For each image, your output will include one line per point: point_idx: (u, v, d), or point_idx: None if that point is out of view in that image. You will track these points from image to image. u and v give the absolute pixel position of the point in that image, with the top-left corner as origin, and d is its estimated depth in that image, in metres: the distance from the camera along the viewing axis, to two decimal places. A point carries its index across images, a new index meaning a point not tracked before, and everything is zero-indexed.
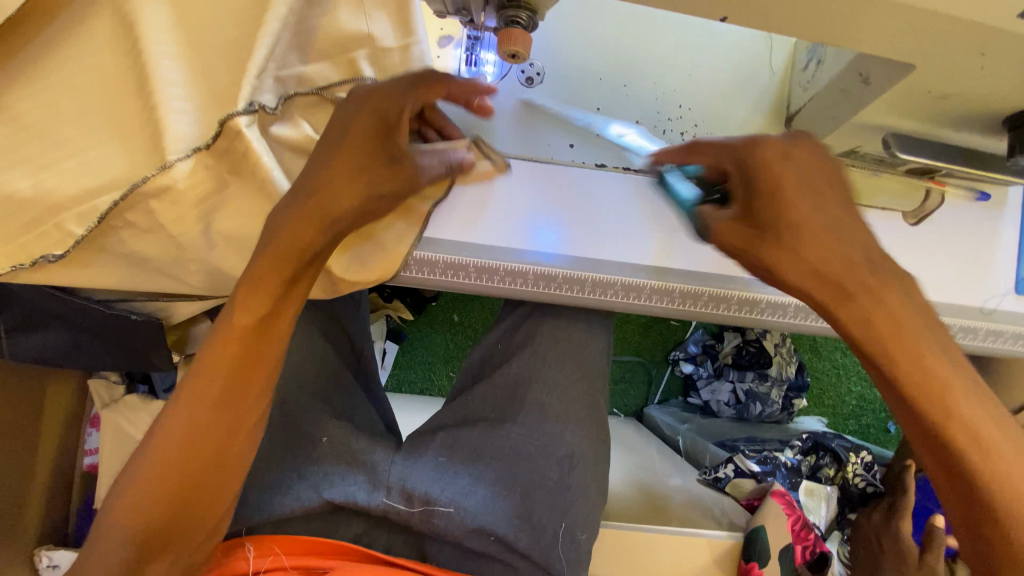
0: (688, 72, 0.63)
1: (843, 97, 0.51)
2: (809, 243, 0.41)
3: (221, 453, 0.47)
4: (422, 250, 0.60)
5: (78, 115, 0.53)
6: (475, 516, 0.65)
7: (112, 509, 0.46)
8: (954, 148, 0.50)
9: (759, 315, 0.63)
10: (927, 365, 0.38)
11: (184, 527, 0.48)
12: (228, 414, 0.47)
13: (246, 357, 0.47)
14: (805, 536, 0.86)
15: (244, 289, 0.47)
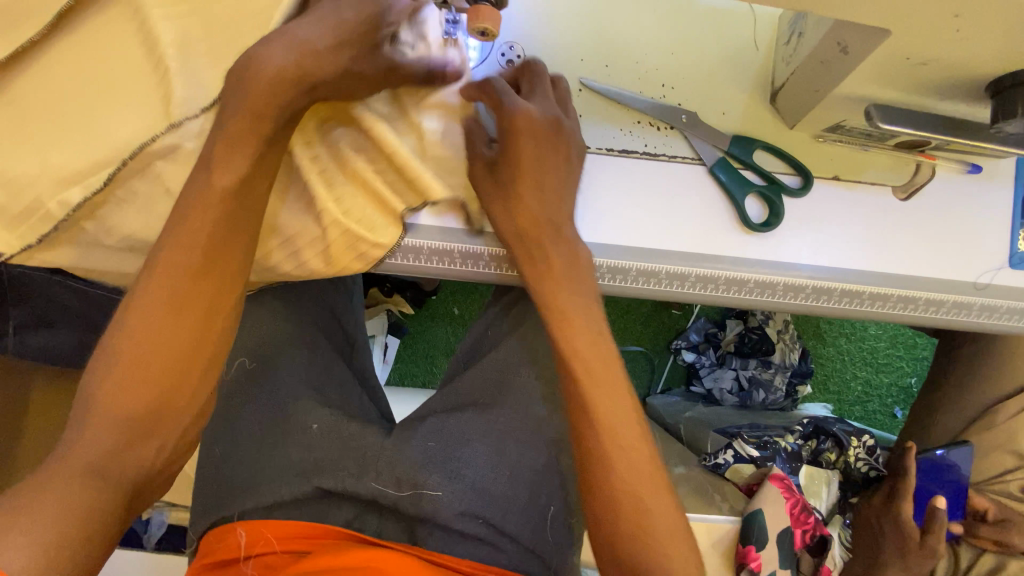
0: (671, 51, 0.63)
1: (822, 69, 0.50)
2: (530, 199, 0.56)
3: (197, 350, 0.47)
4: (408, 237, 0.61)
5: (60, 100, 0.54)
6: (464, 500, 0.65)
7: (99, 388, 0.44)
8: (938, 116, 0.49)
9: (746, 295, 0.61)
10: (644, 467, 0.51)
11: (160, 429, 0.46)
12: (197, 311, 0.47)
13: (215, 252, 0.47)
14: (805, 520, 0.85)
15: (217, 159, 0.47)
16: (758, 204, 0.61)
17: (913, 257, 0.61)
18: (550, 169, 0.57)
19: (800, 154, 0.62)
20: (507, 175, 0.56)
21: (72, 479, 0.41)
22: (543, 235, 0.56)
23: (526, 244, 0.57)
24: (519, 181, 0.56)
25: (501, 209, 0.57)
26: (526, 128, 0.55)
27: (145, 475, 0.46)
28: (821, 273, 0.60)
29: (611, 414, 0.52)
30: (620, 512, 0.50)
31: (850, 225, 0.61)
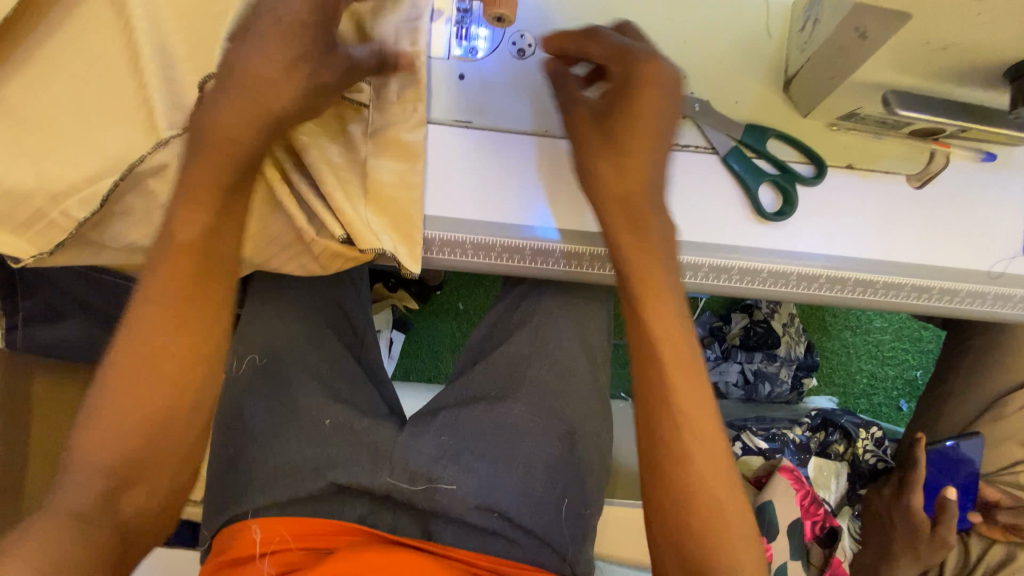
0: (683, 39, 0.62)
1: (839, 56, 0.50)
2: (633, 151, 0.51)
3: (183, 385, 0.46)
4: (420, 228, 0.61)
5: (71, 99, 0.54)
6: (478, 493, 0.65)
7: (83, 442, 0.43)
8: (958, 103, 0.48)
9: (760, 285, 0.60)
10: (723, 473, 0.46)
11: (153, 470, 0.45)
12: (186, 343, 0.46)
13: (204, 289, 0.47)
14: (814, 511, 0.86)
15: (184, 206, 0.47)
16: (772, 193, 0.61)
17: (927, 247, 0.61)
18: (659, 123, 0.51)
19: (812, 143, 0.61)
20: (609, 132, 0.52)
21: (63, 524, 0.41)
22: (630, 197, 0.51)
23: (622, 206, 0.52)
24: (631, 128, 0.51)
25: (604, 168, 0.52)
26: (626, 78, 0.52)
27: (137, 517, 0.45)
28: (835, 263, 0.60)
29: (688, 401, 0.47)
30: (680, 513, 0.45)
31: (863, 214, 0.61)
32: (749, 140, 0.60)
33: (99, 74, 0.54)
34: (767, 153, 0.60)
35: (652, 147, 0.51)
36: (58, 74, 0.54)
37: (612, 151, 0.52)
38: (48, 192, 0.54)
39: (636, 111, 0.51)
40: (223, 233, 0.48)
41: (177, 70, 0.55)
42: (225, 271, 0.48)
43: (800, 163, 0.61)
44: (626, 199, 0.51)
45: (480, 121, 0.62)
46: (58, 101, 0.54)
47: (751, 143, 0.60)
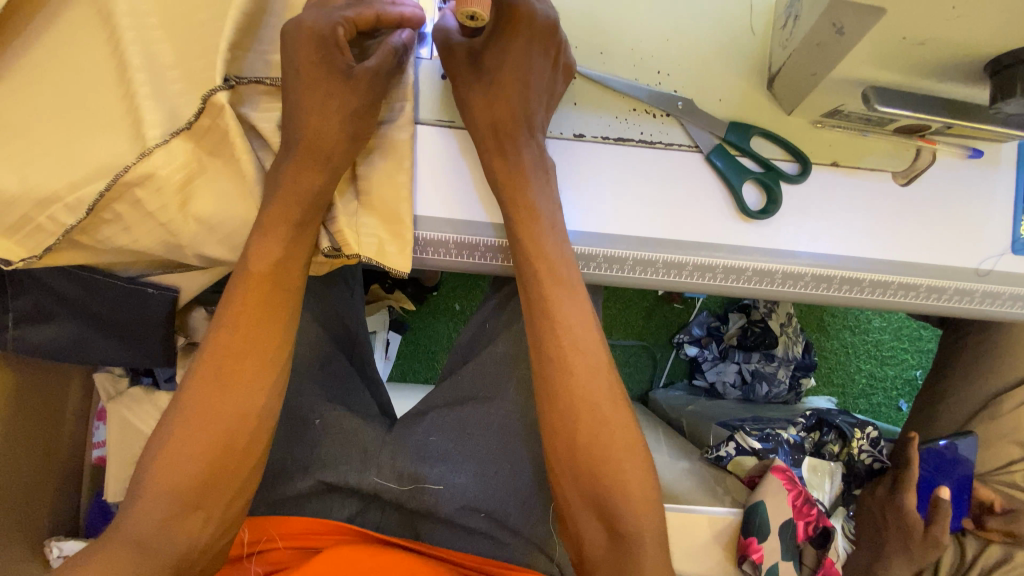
0: (666, 38, 0.62)
1: (818, 52, 0.49)
2: (507, 95, 0.56)
3: (237, 432, 0.52)
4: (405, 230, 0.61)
5: (57, 106, 0.55)
6: (465, 492, 0.66)
7: (149, 470, 0.51)
8: (938, 99, 0.48)
9: (744, 284, 0.60)
10: (627, 436, 0.52)
11: (207, 496, 0.51)
12: (238, 394, 0.53)
13: (255, 347, 0.54)
14: (806, 511, 0.85)
15: (255, 248, 0.55)
16: (756, 191, 0.60)
17: (913, 244, 0.60)
18: (533, 62, 0.56)
19: (798, 141, 0.61)
20: (489, 71, 0.56)
21: (127, 550, 0.48)
22: (509, 136, 0.56)
23: (501, 138, 0.56)
24: (503, 74, 0.56)
25: (482, 102, 0.56)
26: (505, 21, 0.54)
27: (192, 547, 0.51)
28: (820, 262, 0.60)
29: (585, 370, 0.53)
30: (585, 459, 0.51)
31: (848, 210, 0.61)
32: (734, 137, 0.60)
33: (85, 81, 0.55)
34: (753, 151, 0.60)
35: (524, 92, 0.56)
36: (43, 77, 0.54)
37: (486, 91, 0.56)
38: (34, 199, 0.55)
39: (509, 57, 0.56)
40: (285, 275, 0.56)
41: (161, 76, 0.55)
42: (282, 317, 0.56)
43: (785, 161, 0.61)
44: (493, 128, 0.56)
45: (463, 120, 0.62)
46: (44, 105, 0.55)
47: (738, 142, 0.60)
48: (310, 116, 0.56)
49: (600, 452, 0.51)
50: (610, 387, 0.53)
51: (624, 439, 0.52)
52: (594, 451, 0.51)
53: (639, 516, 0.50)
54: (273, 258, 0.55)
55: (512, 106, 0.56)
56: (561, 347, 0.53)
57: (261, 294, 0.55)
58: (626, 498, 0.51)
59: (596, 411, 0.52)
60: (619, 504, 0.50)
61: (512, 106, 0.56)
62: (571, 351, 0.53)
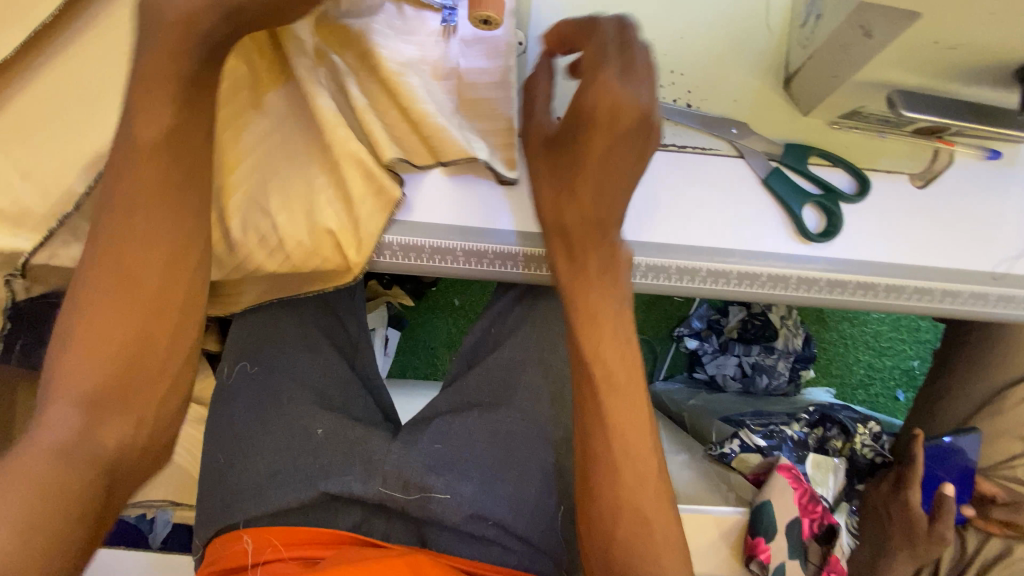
0: (680, 35, 0.60)
1: (842, 53, 0.48)
2: (585, 195, 0.51)
3: (147, 351, 0.47)
4: (410, 236, 0.58)
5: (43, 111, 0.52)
6: (473, 501, 0.64)
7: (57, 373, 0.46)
8: (960, 104, 0.47)
9: (758, 289, 0.59)
10: (636, 450, 0.52)
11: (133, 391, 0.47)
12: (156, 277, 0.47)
13: (161, 236, 0.47)
14: (812, 508, 0.85)
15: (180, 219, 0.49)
16: (815, 213, 0.59)
17: (931, 248, 0.59)
18: (615, 156, 0.49)
19: (813, 142, 0.60)
20: (561, 163, 0.53)
21: (43, 460, 0.43)
22: (603, 222, 0.53)
23: (591, 229, 0.53)
24: (578, 175, 0.51)
25: (552, 195, 0.54)
26: (595, 117, 0.48)
27: (123, 449, 0.47)
28: (836, 265, 0.58)
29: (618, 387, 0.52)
30: (601, 471, 0.52)
31: (865, 212, 0.59)
32: (791, 158, 0.58)
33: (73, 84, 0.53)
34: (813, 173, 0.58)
35: (599, 191, 0.51)
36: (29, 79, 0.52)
37: (559, 192, 0.53)
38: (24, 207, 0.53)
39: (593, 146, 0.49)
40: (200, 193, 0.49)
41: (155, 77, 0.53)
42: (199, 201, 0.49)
43: (846, 180, 0.59)
44: (557, 224, 0.54)
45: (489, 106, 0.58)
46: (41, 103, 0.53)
47: (795, 163, 0.58)
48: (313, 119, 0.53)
49: (618, 460, 0.52)
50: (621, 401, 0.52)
51: (634, 451, 0.52)
52: (610, 465, 0.52)
53: (653, 528, 0.51)
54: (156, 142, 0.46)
55: (583, 204, 0.52)
56: (599, 360, 0.53)
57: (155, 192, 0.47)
58: (640, 513, 0.51)
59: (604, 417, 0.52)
60: (638, 517, 0.51)
61: (583, 205, 0.52)
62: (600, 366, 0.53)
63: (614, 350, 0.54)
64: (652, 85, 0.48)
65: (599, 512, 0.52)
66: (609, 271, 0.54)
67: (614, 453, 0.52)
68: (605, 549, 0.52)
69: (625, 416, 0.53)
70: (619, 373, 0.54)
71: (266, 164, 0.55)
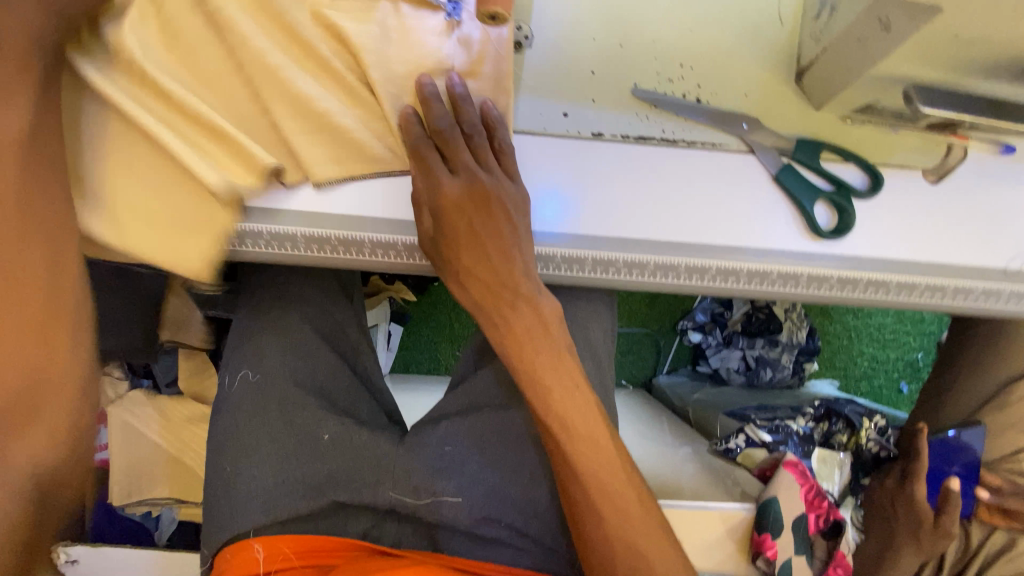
0: (688, 29, 0.60)
1: (857, 47, 0.46)
2: (469, 268, 0.54)
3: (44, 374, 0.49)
4: (347, 230, 0.55)
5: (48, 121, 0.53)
6: (482, 505, 0.65)
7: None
8: (972, 98, 0.46)
9: (768, 286, 0.58)
10: (604, 451, 0.56)
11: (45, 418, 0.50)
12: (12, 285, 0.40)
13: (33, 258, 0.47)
14: (818, 504, 0.85)
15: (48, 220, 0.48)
16: (827, 210, 0.58)
17: (947, 244, 0.58)
18: (499, 235, 0.53)
19: (827, 135, 0.58)
20: (440, 240, 0.53)
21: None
22: (507, 284, 0.54)
23: (510, 298, 0.54)
24: (462, 253, 0.53)
25: (448, 272, 0.55)
26: (453, 205, 0.52)
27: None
28: (848, 263, 0.57)
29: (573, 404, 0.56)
30: (583, 477, 0.55)
31: (877, 209, 0.58)
32: (804, 152, 0.57)
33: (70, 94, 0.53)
34: (822, 167, 0.57)
35: (485, 266, 0.54)
36: None
37: (448, 265, 0.54)
38: None
39: (460, 226, 0.52)
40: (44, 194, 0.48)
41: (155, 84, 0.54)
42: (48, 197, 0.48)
43: (860, 177, 0.58)
44: (466, 295, 0.55)
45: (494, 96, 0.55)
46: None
47: (807, 158, 0.57)
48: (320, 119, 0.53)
49: (595, 464, 0.56)
50: (587, 411, 0.56)
51: (602, 453, 0.56)
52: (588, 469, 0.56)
53: (636, 527, 0.56)
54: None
55: (482, 278, 0.54)
56: (565, 374, 0.56)
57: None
58: (619, 513, 0.56)
59: (573, 428, 0.56)
60: (619, 520, 0.56)
61: (480, 279, 0.54)
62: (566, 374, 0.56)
63: (561, 394, 0.55)
64: (498, 168, 0.53)
65: (584, 512, 0.56)
66: (538, 328, 0.55)
67: (598, 461, 0.56)
68: (593, 543, 0.56)
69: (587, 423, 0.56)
70: (577, 410, 0.56)
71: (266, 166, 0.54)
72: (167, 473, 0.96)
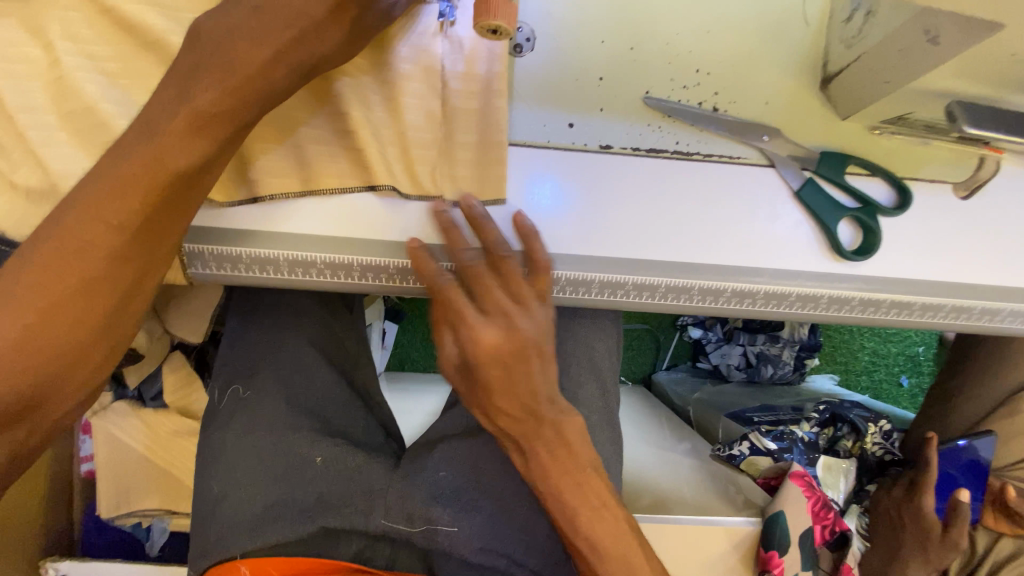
0: (706, 29, 0.56)
1: (898, 59, 0.43)
2: (505, 417, 0.48)
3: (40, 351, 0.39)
4: (339, 254, 0.52)
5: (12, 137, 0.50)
6: (481, 535, 0.62)
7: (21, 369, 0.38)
8: (1007, 111, 0.44)
9: (787, 310, 0.53)
10: (640, 571, 0.51)
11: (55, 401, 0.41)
12: (142, 281, 0.43)
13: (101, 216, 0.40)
14: (823, 515, 0.82)
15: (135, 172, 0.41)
16: (850, 228, 0.54)
17: (977, 265, 0.54)
18: (535, 377, 0.47)
19: (848, 145, 0.56)
20: (475, 390, 0.48)
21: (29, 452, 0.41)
22: (541, 418, 0.48)
23: (536, 429, 0.49)
24: (498, 402, 0.47)
25: (488, 422, 0.50)
26: (487, 358, 0.45)
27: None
28: (871, 284, 0.53)
29: (604, 522, 0.51)
30: None
31: (904, 226, 0.54)
32: (829, 168, 0.54)
33: (28, 103, 0.49)
34: (848, 183, 0.54)
35: (525, 412, 0.48)
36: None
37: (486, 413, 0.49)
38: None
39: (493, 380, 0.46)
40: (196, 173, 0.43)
41: (121, 92, 0.50)
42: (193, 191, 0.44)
43: (885, 191, 0.55)
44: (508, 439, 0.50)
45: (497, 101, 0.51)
46: (11, 121, 0.49)
47: (832, 173, 0.54)
48: (305, 134, 0.50)
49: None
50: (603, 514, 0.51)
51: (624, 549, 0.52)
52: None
53: None
54: (204, 110, 0.41)
55: (516, 423, 0.49)
56: (586, 480, 0.51)
57: (181, 164, 0.41)
58: None
59: (605, 550, 0.50)
60: None
61: (516, 425, 0.49)
62: (590, 489, 0.51)
63: (590, 517, 0.50)
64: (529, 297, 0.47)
65: None
66: (561, 448, 0.50)
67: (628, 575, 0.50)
68: None
69: (619, 544, 0.50)
70: (608, 532, 0.51)
71: (249, 182, 0.51)
72: (153, 485, 0.93)
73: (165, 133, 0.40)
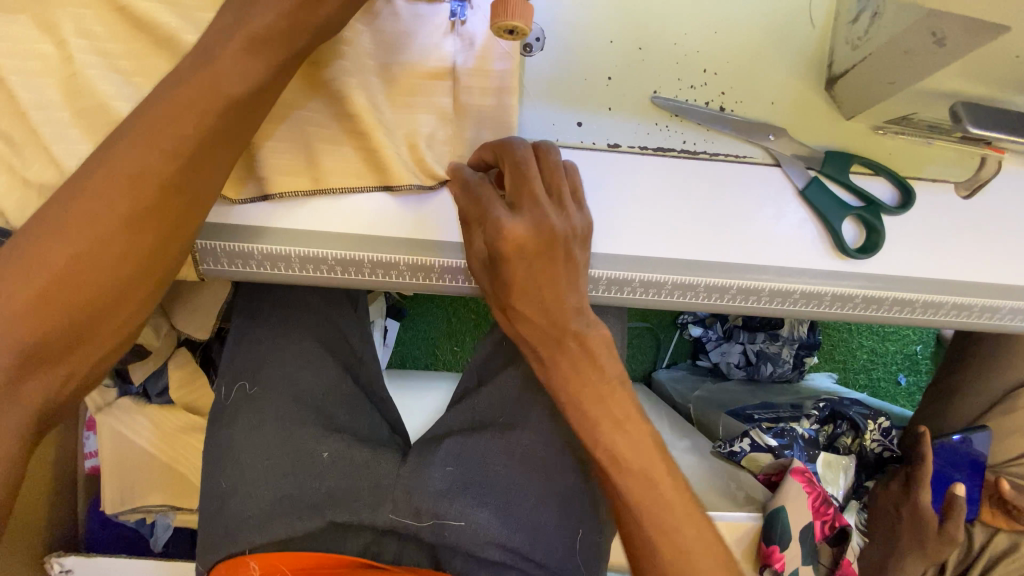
0: (712, 29, 0.57)
1: (904, 60, 0.44)
2: (529, 316, 0.49)
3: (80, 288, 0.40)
4: (349, 250, 0.52)
5: (23, 134, 0.50)
6: (488, 529, 0.62)
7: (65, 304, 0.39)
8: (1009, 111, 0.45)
9: (791, 307, 0.54)
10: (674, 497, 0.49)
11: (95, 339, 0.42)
12: (187, 213, 0.43)
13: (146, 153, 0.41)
14: (824, 511, 0.83)
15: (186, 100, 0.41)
16: (854, 227, 0.55)
17: (979, 263, 0.55)
18: (561, 282, 0.48)
19: (853, 146, 0.56)
20: (500, 285, 0.48)
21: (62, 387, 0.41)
22: (565, 332, 0.49)
23: (558, 340, 0.49)
24: (523, 302, 0.48)
25: (512, 323, 0.50)
26: (516, 247, 0.46)
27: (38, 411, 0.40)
28: (874, 283, 0.54)
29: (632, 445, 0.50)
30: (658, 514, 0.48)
31: (906, 225, 0.55)
32: (833, 167, 0.55)
33: (41, 101, 0.49)
34: (851, 182, 0.55)
35: (552, 311, 0.48)
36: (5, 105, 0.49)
37: (507, 309, 0.49)
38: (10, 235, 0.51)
39: (521, 271, 0.47)
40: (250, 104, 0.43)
41: (133, 90, 0.50)
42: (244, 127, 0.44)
43: (888, 191, 0.56)
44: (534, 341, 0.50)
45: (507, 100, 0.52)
46: (23, 117, 0.50)
47: (836, 172, 0.55)
48: (317, 133, 0.50)
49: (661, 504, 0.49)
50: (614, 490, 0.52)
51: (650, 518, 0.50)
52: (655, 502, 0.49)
53: None
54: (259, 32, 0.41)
55: (538, 321, 0.49)
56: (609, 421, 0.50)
57: (234, 89, 0.41)
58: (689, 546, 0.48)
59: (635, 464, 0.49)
60: None
61: (539, 324, 0.49)
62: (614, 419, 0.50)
63: (618, 433, 0.50)
64: (558, 203, 0.48)
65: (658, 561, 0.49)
66: (585, 360, 0.50)
67: (659, 507, 0.49)
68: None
69: (648, 459, 0.50)
70: (637, 449, 0.50)
71: (261, 180, 0.51)
72: (158, 481, 0.93)
73: (221, 55, 0.41)
